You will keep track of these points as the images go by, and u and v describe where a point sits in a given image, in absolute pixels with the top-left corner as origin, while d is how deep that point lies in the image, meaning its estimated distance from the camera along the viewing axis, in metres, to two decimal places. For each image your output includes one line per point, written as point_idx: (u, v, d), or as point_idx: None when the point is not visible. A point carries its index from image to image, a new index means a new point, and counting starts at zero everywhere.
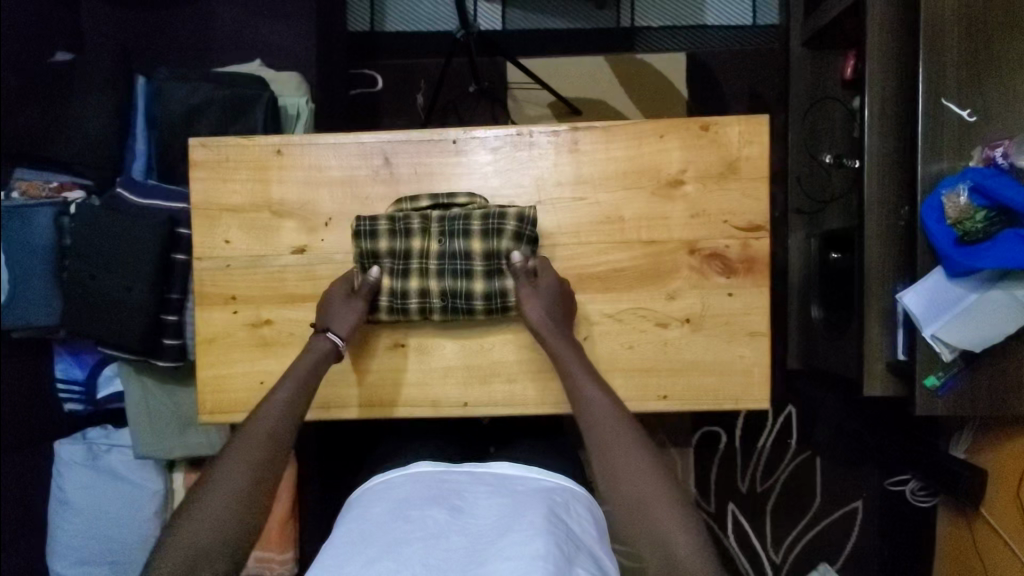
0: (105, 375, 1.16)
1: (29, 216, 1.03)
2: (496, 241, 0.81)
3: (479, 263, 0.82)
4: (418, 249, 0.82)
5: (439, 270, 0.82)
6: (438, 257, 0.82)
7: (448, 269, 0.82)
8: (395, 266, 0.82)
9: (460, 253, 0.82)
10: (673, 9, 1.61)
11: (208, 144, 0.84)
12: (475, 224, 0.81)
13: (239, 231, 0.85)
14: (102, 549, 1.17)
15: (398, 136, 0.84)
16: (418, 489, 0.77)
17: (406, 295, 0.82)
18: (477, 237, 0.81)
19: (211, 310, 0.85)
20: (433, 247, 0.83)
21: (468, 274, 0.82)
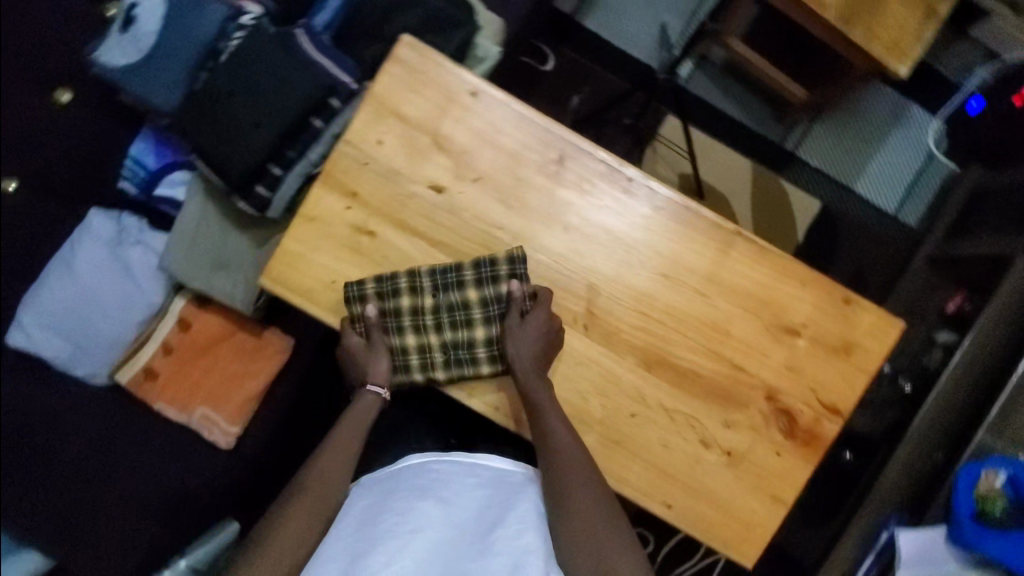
0: (174, 178, 1.15)
1: (202, 5, 1.00)
2: (495, 287, 0.81)
3: (478, 310, 0.83)
4: (410, 307, 0.83)
5: (433, 323, 0.83)
6: (432, 310, 0.83)
7: (445, 322, 0.83)
8: (390, 322, 0.83)
9: (456, 303, 0.83)
10: (835, 159, 1.60)
11: (416, 48, 0.83)
12: (467, 273, 0.82)
13: (394, 140, 0.83)
14: (79, 327, 1.16)
15: (583, 144, 0.83)
16: (406, 480, 0.73)
17: (406, 352, 0.84)
18: (470, 285, 0.82)
19: (328, 193, 0.83)
20: (428, 302, 0.83)
21: (468, 322, 0.83)
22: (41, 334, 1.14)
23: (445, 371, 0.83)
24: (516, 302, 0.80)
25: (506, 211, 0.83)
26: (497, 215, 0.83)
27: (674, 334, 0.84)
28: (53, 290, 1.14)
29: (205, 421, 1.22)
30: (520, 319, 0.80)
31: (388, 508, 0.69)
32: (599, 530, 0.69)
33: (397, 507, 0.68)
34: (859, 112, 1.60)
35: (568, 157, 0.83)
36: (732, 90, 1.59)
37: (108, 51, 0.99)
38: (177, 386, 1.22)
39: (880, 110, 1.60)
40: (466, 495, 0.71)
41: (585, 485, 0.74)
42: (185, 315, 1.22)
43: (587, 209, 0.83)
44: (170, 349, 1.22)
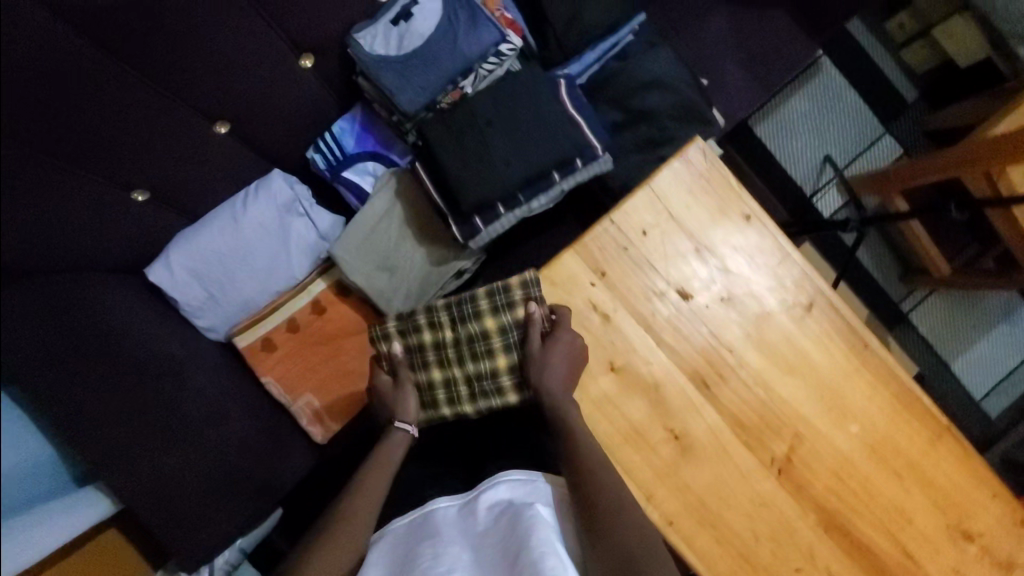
0: (366, 167, 1.12)
1: (475, 23, 0.98)
2: (509, 313, 0.85)
3: (497, 338, 0.86)
4: (434, 342, 0.89)
5: (457, 356, 0.88)
6: (454, 343, 0.87)
7: (465, 354, 0.87)
8: (416, 359, 0.90)
9: (476, 333, 0.87)
10: (942, 332, 1.64)
11: (707, 155, 0.82)
12: (483, 303, 0.86)
13: (659, 236, 0.82)
14: (220, 278, 1.11)
15: (832, 295, 0.83)
16: (435, 525, 0.78)
17: (433, 385, 0.90)
18: (487, 314, 0.86)
19: (577, 262, 0.82)
20: (449, 335, 0.88)
21: (488, 352, 0.87)
22: (184, 277, 1.09)
23: (473, 403, 0.88)
24: (535, 328, 0.83)
25: (742, 337, 0.83)
26: (733, 339, 0.83)
27: (860, 505, 0.83)
28: (210, 238, 1.08)
29: (309, 411, 1.18)
30: (546, 345, 0.81)
31: (418, 553, 0.72)
32: (649, 553, 0.70)
33: (425, 551, 0.71)
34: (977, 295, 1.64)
35: (817, 306, 0.83)
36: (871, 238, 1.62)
37: (367, 37, 0.97)
38: (293, 365, 1.18)
39: (995, 301, 1.63)
40: (485, 532, 0.75)
41: (615, 511, 0.73)
42: (322, 299, 1.19)
43: (817, 360, 0.84)
44: (295, 327, 1.18)
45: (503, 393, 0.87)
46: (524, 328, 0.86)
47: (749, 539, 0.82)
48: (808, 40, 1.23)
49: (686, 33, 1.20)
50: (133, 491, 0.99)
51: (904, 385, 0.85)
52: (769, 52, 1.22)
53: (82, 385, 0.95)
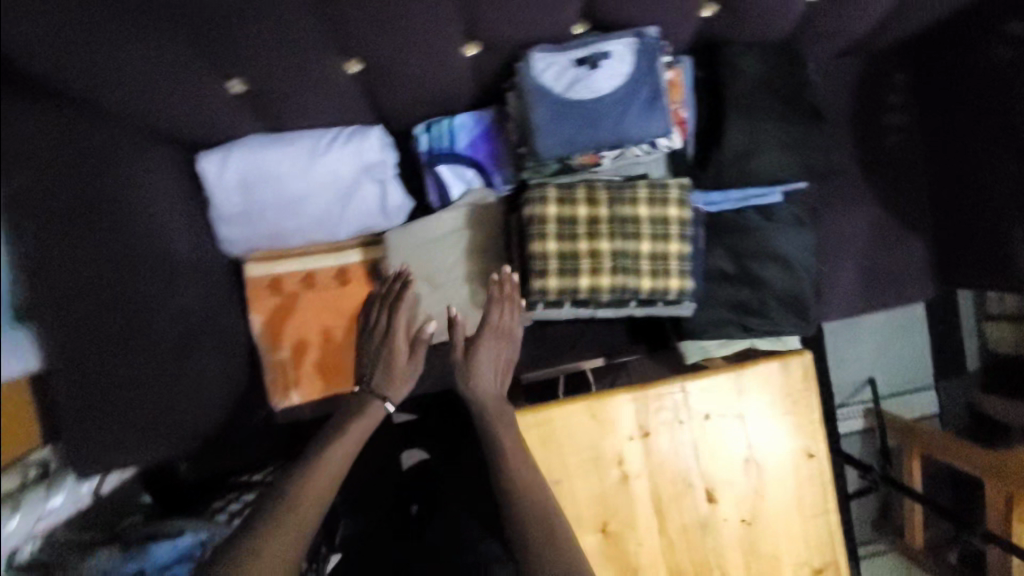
0: (464, 175, 1.03)
1: (653, 106, 0.89)
2: (664, 208, 0.84)
3: (649, 228, 0.84)
4: (585, 217, 0.84)
5: (607, 232, 0.84)
6: (607, 221, 0.84)
7: (616, 234, 0.84)
8: (565, 230, 0.83)
9: (628, 217, 0.84)
10: None
11: (806, 380, 0.77)
12: (642, 191, 0.84)
13: (719, 429, 0.76)
14: (266, 200, 1.01)
15: (845, 573, 0.78)
16: None
17: (570, 257, 0.84)
18: (644, 201, 0.84)
19: (630, 410, 0.75)
20: (600, 213, 0.84)
21: (636, 236, 0.84)
22: (232, 178, 0.98)
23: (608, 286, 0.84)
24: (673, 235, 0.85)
25: (741, 566, 0.77)
26: (732, 564, 0.77)
27: None
28: (277, 159, 0.98)
29: (279, 370, 1.09)
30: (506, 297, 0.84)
31: None
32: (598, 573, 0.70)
33: None
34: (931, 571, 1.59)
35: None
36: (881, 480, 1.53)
37: (544, 62, 0.89)
38: (286, 320, 1.09)
39: None
40: None
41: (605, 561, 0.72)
42: (350, 271, 1.10)
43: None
44: (310, 284, 1.09)
45: (637, 287, 0.84)
46: (671, 229, 0.85)
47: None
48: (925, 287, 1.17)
49: (826, 214, 1.13)
50: (65, 393, 0.82)
51: None
52: (889, 273, 1.16)
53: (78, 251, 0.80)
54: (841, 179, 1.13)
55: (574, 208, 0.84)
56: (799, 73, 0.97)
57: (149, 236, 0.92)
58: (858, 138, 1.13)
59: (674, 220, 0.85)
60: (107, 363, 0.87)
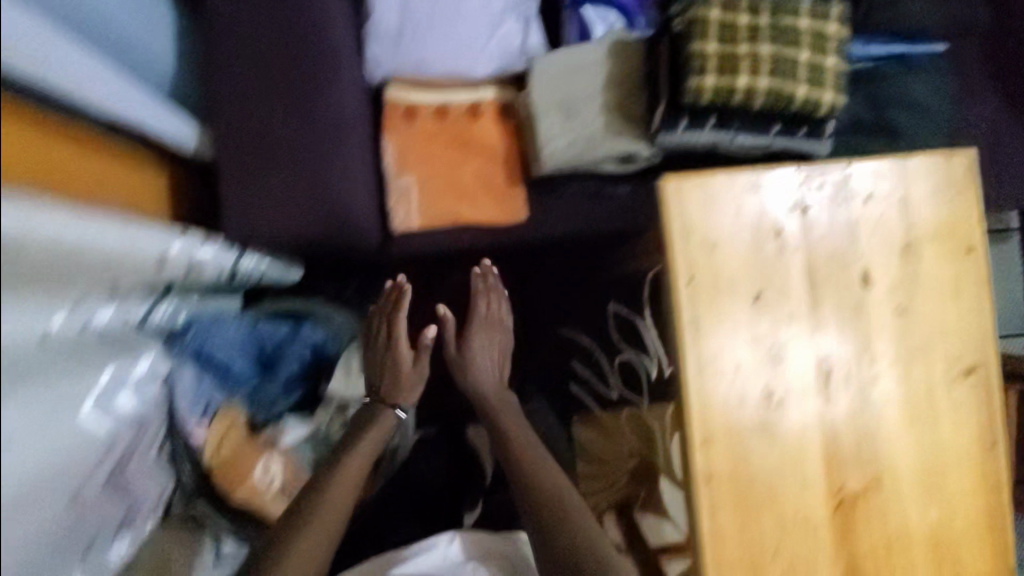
0: (608, 14, 1.09)
1: None
2: (824, 22, 0.89)
3: (809, 38, 0.89)
4: (749, 23, 0.89)
5: (770, 38, 0.89)
6: (771, 28, 0.89)
7: (777, 40, 0.89)
8: (728, 32, 0.88)
9: (791, 27, 0.89)
10: None
11: (971, 175, 0.77)
12: (805, 6, 0.90)
13: (879, 211, 0.77)
14: (422, 19, 1.10)
15: (996, 374, 0.77)
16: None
17: (734, 56, 0.88)
18: (806, 13, 0.89)
19: (792, 183, 0.76)
20: (764, 21, 0.89)
21: (797, 43, 0.88)
22: None
23: (765, 88, 0.88)
24: (832, 47, 0.89)
25: (892, 353, 0.76)
26: (883, 351, 0.76)
27: None
28: None
29: (402, 193, 1.12)
30: (485, 290, 1.12)
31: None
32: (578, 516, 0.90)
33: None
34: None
35: (976, 374, 0.77)
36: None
37: None
38: (417, 146, 1.13)
39: None
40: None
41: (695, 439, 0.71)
42: (482, 107, 1.14)
43: (945, 432, 0.76)
44: (443, 115, 1.14)
45: (794, 92, 0.88)
46: (829, 42, 0.89)
47: (771, 547, 0.74)
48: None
49: None
50: (237, 141, 1.04)
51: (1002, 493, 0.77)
52: None
53: (247, 41, 1.03)
54: None
55: (737, 17, 0.89)
56: None
57: (310, 19, 1.04)
58: None
59: (833, 34, 0.89)
60: (268, 122, 1.04)
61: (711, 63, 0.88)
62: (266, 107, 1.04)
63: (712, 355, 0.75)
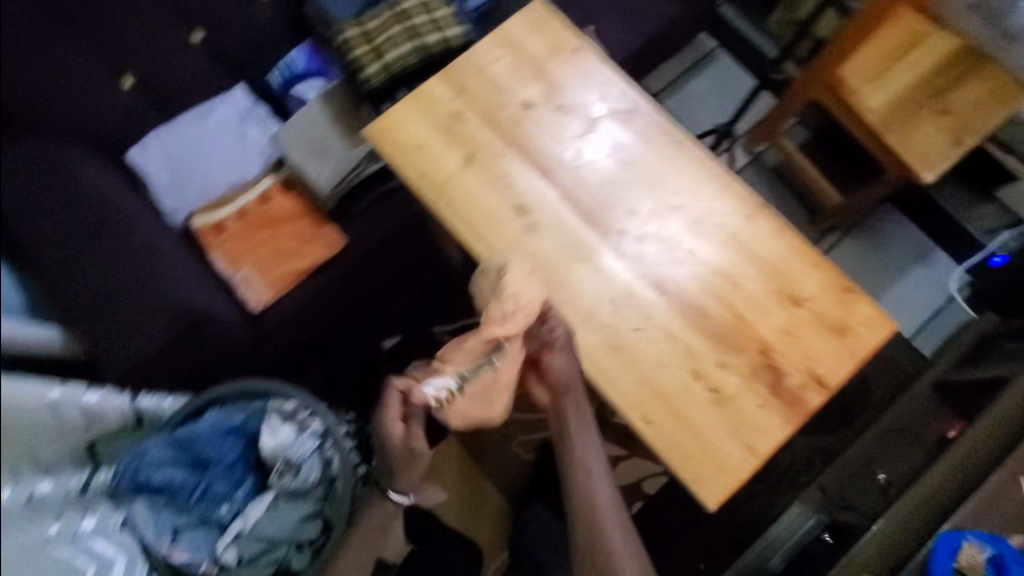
0: (311, 82, 1.42)
1: None
2: None
3: (420, 6, 1.22)
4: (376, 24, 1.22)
5: (394, 20, 1.22)
6: (391, 15, 1.23)
7: (400, 20, 1.22)
8: (364, 36, 1.22)
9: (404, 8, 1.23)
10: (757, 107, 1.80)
11: (544, 8, 1.08)
12: None
13: (506, 63, 1.06)
14: (188, 161, 1.39)
15: (654, 108, 1.03)
16: None
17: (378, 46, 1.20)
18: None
19: (440, 83, 1.05)
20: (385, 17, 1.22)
21: (413, 14, 1.22)
22: (160, 159, 1.38)
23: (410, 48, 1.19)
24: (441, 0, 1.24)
25: (576, 137, 1.02)
26: (567, 136, 1.02)
27: (694, 276, 0.93)
28: (184, 133, 1.40)
29: (246, 281, 1.34)
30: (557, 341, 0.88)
31: None
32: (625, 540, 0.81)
33: None
34: (896, 230, 1.76)
35: (637, 112, 1.02)
36: (782, 195, 1.79)
37: None
38: (236, 244, 1.37)
39: (887, 239, 1.74)
40: None
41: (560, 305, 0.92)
42: (269, 192, 1.40)
43: (648, 162, 1.00)
44: (244, 213, 1.39)
45: (429, 38, 1.20)
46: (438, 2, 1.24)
47: (594, 303, 0.93)
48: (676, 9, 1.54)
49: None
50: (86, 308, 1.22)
51: (719, 169, 0.99)
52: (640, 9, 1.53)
53: (58, 238, 1.25)
54: None
55: (369, 25, 1.22)
56: None
57: (100, 196, 1.29)
58: None
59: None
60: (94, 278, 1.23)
61: (367, 61, 1.20)
62: (94, 264, 1.24)
63: (464, 212, 0.99)
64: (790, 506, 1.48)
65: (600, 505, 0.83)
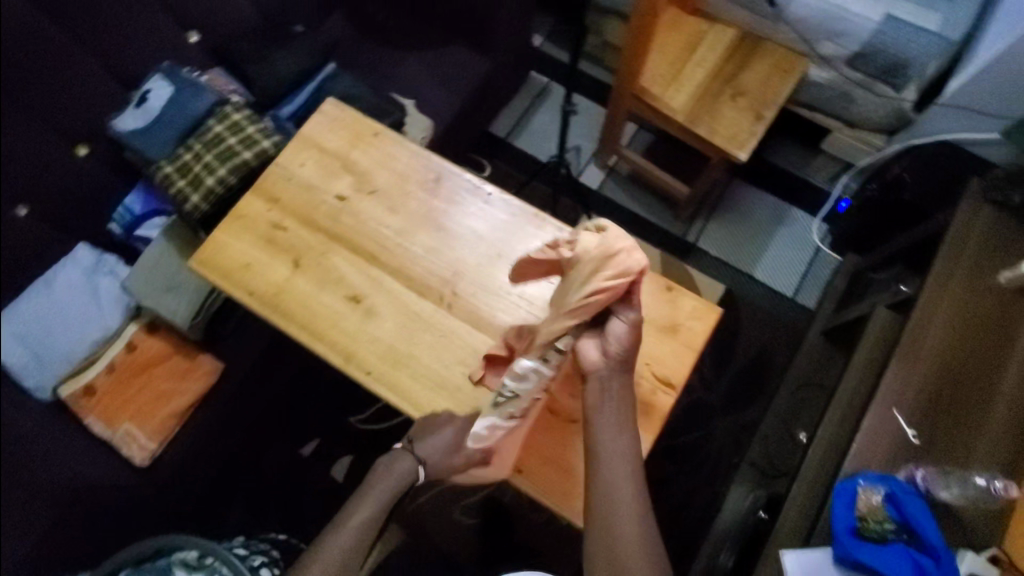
0: (152, 222, 1.40)
1: (199, 91, 1.38)
2: (236, 115, 1.29)
3: (232, 130, 1.26)
4: (192, 156, 1.25)
5: (208, 148, 1.25)
6: (205, 145, 1.26)
7: (213, 147, 1.25)
8: (182, 170, 1.24)
9: (217, 136, 1.27)
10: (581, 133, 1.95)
11: (338, 105, 1.14)
12: (218, 123, 1.28)
13: (314, 163, 1.10)
14: (41, 333, 1.33)
15: (457, 171, 1.09)
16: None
17: (197, 177, 1.22)
18: (221, 124, 1.28)
19: (254, 198, 1.07)
20: (199, 149, 1.26)
21: (225, 138, 1.25)
22: (11, 341, 1.32)
23: (226, 169, 1.22)
24: (249, 118, 1.29)
25: (395, 216, 1.06)
26: (386, 218, 1.06)
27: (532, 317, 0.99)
28: (31, 305, 1.35)
29: (127, 437, 1.28)
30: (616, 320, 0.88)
31: None
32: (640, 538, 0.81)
33: None
34: (753, 199, 1.89)
35: (445, 178, 1.08)
36: (643, 198, 1.90)
37: (125, 121, 1.36)
38: (109, 402, 1.31)
39: (752, 207, 1.88)
40: None
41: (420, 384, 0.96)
42: (135, 339, 1.35)
43: (467, 222, 1.06)
44: (113, 368, 1.33)
45: (243, 155, 1.23)
46: (247, 121, 1.28)
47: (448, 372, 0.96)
48: (490, 63, 1.64)
49: (387, 77, 1.62)
50: None
51: (531, 210, 1.06)
52: (459, 70, 1.62)
53: None
54: (380, 59, 1.64)
55: (185, 158, 1.25)
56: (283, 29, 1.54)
57: None
58: (373, 35, 1.67)
59: (245, 115, 1.29)
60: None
61: (189, 193, 1.22)
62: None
63: (303, 315, 0.99)
64: (729, 490, 1.56)
65: (617, 495, 0.83)
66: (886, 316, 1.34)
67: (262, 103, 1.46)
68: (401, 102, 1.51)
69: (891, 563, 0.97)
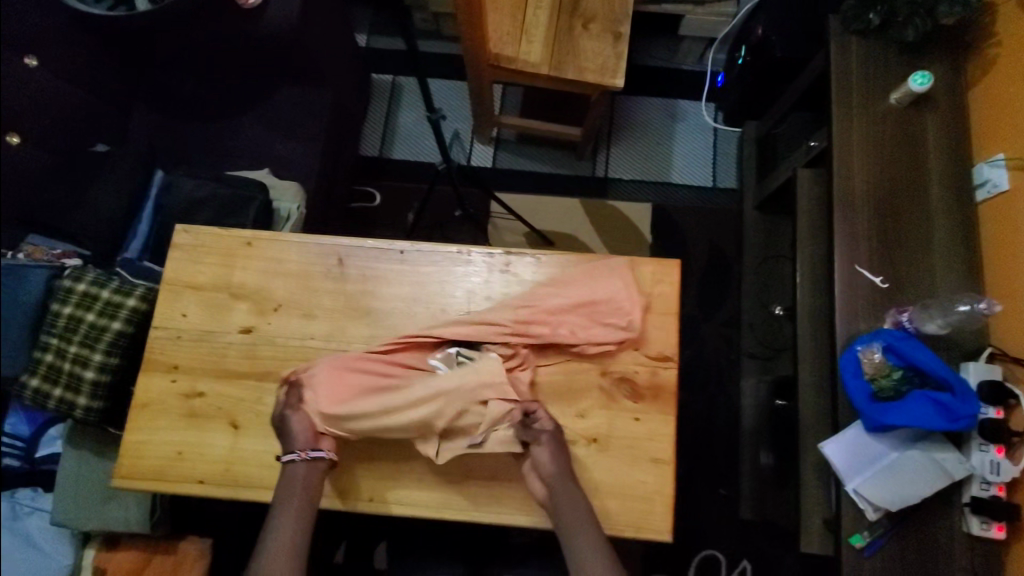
0: (50, 435, 1.21)
1: (24, 275, 1.14)
2: (75, 284, 1.06)
3: (80, 304, 1.05)
4: (52, 354, 1.05)
5: (67, 337, 1.05)
6: (60, 335, 1.05)
7: (71, 332, 1.04)
8: (49, 374, 1.04)
9: (68, 318, 1.05)
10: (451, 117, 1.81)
11: (190, 231, 0.97)
12: (60, 303, 1.06)
13: (196, 307, 0.94)
14: None
15: (354, 242, 0.97)
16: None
17: (72, 375, 1.03)
18: (63, 302, 1.05)
19: (151, 376, 0.91)
20: (55, 342, 1.05)
21: (79, 316, 1.04)
22: None
23: (102, 351, 1.03)
24: (93, 280, 1.07)
25: (315, 322, 0.93)
26: (307, 329, 0.93)
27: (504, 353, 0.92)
28: None
29: None
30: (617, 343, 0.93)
31: None
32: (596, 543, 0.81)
33: None
34: (639, 108, 1.84)
35: (347, 256, 0.96)
36: (540, 154, 1.82)
37: None
38: None
39: (642, 117, 1.84)
40: None
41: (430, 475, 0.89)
42: (100, 564, 1.17)
43: (393, 292, 0.95)
44: None
45: (110, 326, 1.04)
46: (91, 285, 1.06)
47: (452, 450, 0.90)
48: (329, 91, 1.45)
49: (226, 156, 1.41)
50: None
51: (452, 249, 0.97)
52: (298, 113, 1.43)
53: None
54: (207, 139, 1.43)
55: (45, 361, 1.04)
56: (79, 156, 1.30)
57: None
58: (185, 116, 1.44)
59: (87, 278, 1.07)
60: None
61: (71, 397, 1.02)
62: None
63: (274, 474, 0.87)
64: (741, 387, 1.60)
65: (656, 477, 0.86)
66: (808, 172, 1.34)
67: (103, 251, 1.24)
68: (255, 177, 1.33)
69: (917, 410, 1.02)
